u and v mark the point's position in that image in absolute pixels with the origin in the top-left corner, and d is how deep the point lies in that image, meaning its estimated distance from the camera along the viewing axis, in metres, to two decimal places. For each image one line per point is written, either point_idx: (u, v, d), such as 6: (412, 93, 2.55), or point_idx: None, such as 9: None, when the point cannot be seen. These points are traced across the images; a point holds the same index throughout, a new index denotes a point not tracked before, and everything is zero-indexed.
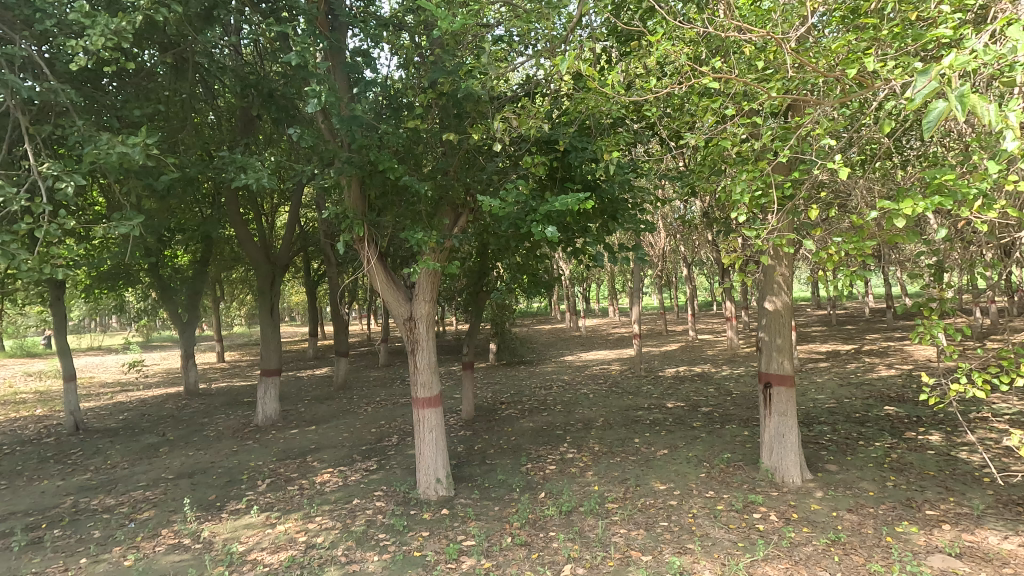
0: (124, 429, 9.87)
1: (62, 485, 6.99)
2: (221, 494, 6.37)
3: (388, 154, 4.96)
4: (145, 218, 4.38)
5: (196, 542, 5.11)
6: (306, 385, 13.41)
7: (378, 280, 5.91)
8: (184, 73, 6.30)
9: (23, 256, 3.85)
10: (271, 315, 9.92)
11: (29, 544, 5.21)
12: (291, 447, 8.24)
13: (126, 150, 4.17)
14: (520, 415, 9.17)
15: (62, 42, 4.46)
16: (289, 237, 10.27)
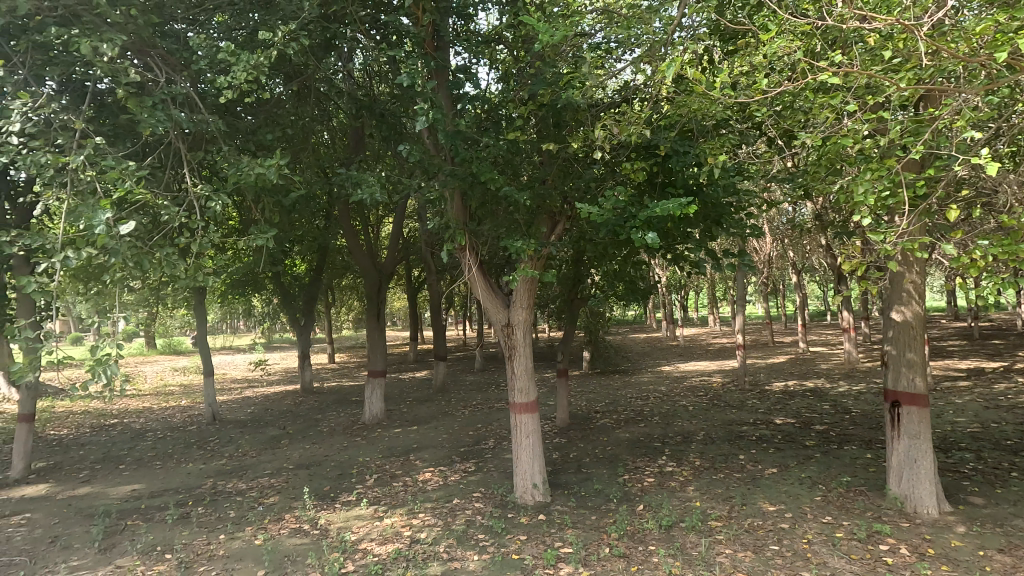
0: (252, 421, 10.95)
1: (203, 469, 7.89)
2: (335, 486, 6.88)
3: (489, 166, 5.13)
4: (277, 232, 4.88)
5: (315, 528, 5.56)
6: (407, 387, 14.10)
7: (478, 287, 6.11)
8: (307, 99, 6.95)
9: (181, 266, 4.45)
10: (377, 320, 10.56)
11: (180, 518, 5.95)
12: (395, 445, 8.71)
13: (263, 171, 4.69)
14: (615, 425, 9.01)
15: (212, 78, 5.11)
16: (394, 247, 10.90)
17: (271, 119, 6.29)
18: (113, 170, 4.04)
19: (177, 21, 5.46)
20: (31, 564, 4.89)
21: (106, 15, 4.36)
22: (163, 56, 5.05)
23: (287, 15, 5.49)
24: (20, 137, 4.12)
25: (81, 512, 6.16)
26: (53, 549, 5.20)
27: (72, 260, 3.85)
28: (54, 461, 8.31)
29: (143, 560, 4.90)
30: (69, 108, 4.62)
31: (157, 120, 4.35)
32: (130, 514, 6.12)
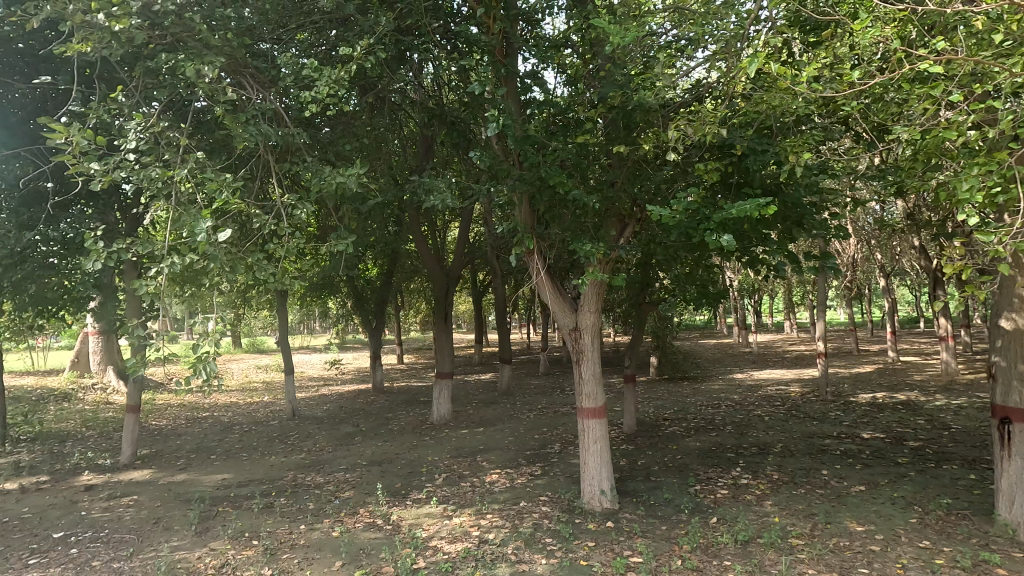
0: (328, 418, 11.50)
1: (284, 462, 8.37)
2: (406, 483, 7.10)
3: (559, 169, 5.14)
4: (355, 237, 5.11)
5: (387, 523, 5.75)
6: (473, 389, 14.32)
7: (545, 290, 6.10)
8: (382, 110, 7.25)
9: (269, 269, 4.76)
10: (445, 323, 10.80)
11: (265, 507, 6.34)
12: (463, 446, 8.86)
13: (343, 180, 4.94)
14: (685, 433, 8.74)
15: (297, 93, 5.44)
16: (461, 251, 11.11)
17: (349, 130, 6.61)
18: (212, 182, 4.39)
19: (266, 42, 5.85)
20: (138, 542, 5.37)
21: (206, 40, 4.75)
22: (254, 75, 5.43)
23: (364, 31, 5.76)
24: (134, 154, 4.57)
25: (179, 497, 6.70)
26: (156, 529, 5.68)
27: (177, 265, 4.21)
28: (156, 449, 9.08)
29: (233, 544, 5.25)
30: (174, 126, 5.05)
31: (250, 135, 4.69)
32: (221, 501, 6.58)
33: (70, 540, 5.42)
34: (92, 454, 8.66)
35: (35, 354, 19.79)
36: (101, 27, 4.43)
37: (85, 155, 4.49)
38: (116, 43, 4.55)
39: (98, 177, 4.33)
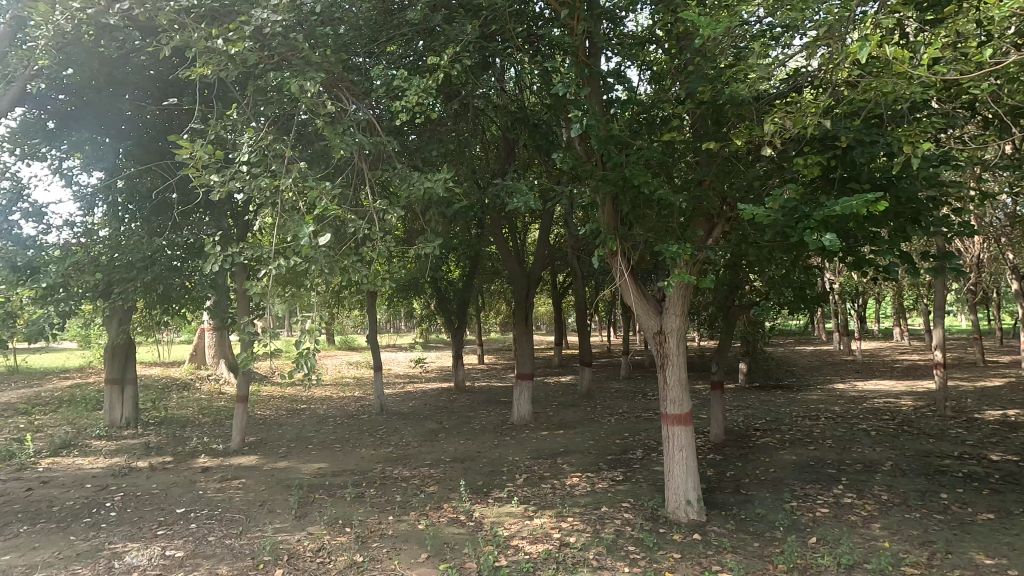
0: (413, 414, 11.94)
1: (374, 454, 8.80)
2: (488, 481, 7.21)
3: (644, 169, 5.02)
4: (441, 240, 5.26)
5: (470, 520, 5.88)
6: (553, 391, 14.31)
7: (628, 293, 5.97)
8: (467, 116, 7.44)
9: (362, 271, 5.02)
10: (526, 324, 10.87)
11: (357, 496, 6.69)
12: (543, 447, 8.88)
13: (431, 185, 5.12)
14: (779, 445, 8.22)
15: (389, 103, 5.71)
16: (542, 252, 11.14)
17: (435, 136, 6.83)
18: (314, 190, 4.72)
19: (360, 56, 6.19)
20: (246, 521, 5.86)
21: (308, 58, 5.11)
22: (349, 88, 5.77)
23: (450, 40, 5.94)
24: (247, 166, 5.00)
25: (281, 483, 7.23)
26: (262, 511, 6.16)
27: (283, 267, 4.56)
28: (261, 436, 9.86)
29: (328, 530, 5.58)
30: (280, 139, 5.47)
31: (347, 144, 4.99)
32: (317, 488, 7.02)
33: (190, 516, 6.01)
34: (208, 439, 9.56)
35: (161, 347, 22.16)
36: (220, 51, 4.90)
37: (206, 168, 4.98)
38: (232, 66, 5.01)
39: (217, 187, 4.78)
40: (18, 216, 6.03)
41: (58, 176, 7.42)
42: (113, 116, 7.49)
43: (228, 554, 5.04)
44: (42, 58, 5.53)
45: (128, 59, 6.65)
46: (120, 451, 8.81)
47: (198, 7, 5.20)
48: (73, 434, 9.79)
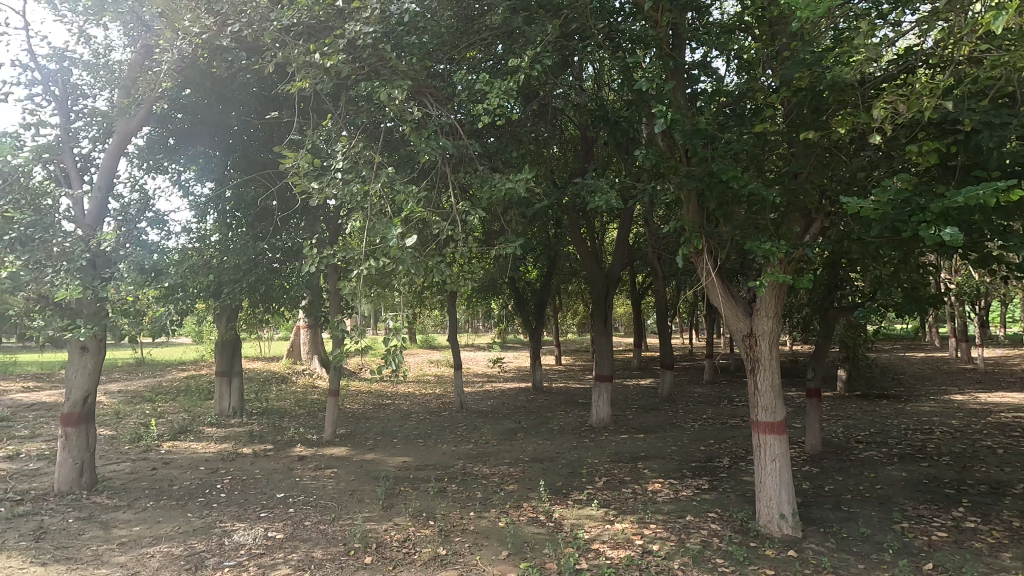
0: (492, 413, 12.11)
1: (455, 451, 9.01)
2: (567, 483, 7.17)
3: (733, 163, 4.79)
4: (522, 240, 5.29)
5: (550, 520, 5.86)
6: (632, 394, 13.98)
7: (715, 294, 5.70)
8: (546, 117, 7.44)
9: (445, 272, 5.16)
10: (605, 325, 10.70)
11: (440, 491, 6.87)
12: (623, 451, 8.69)
13: (512, 186, 5.17)
14: (886, 460, 7.53)
15: (471, 106, 5.84)
16: (621, 252, 10.90)
17: (515, 137, 6.88)
18: (401, 194, 4.91)
19: (443, 63, 6.36)
20: (337, 509, 6.19)
21: (396, 67, 5.33)
22: (433, 93, 5.96)
23: (530, 40, 5.98)
24: (340, 172, 5.30)
25: (369, 474, 7.57)
26: (352, 500, 6.50)
27: (373, 267, 4.77)
28: (350, 429, 10.39)
29: (413, 522, 5.78)
30: (370, 145, 5.73)
31: (432, 148, 5.15)
32: (402, 481, 7.29)
33: (289, 501, 6.44)
34: (304, 429, 10.21)
35: (263, 343, 23.99)
36: (317, 65, 5.24)
37: (304, 175, 5.32)
38: (327, 78, 5.34)
39: (314, 193, 5.10)
40: (146, 224, 6.75)
41: (177, 188, 8.22)
42: (223, 131, 8.20)
43: (322, 539, 5.35)
44: (166, 82, 6.15)
45: (236, 78, 7.26)
46: (228, 438, 9.61)
47: (297, 25, 5.59)
48: (188, 420, 10.80)
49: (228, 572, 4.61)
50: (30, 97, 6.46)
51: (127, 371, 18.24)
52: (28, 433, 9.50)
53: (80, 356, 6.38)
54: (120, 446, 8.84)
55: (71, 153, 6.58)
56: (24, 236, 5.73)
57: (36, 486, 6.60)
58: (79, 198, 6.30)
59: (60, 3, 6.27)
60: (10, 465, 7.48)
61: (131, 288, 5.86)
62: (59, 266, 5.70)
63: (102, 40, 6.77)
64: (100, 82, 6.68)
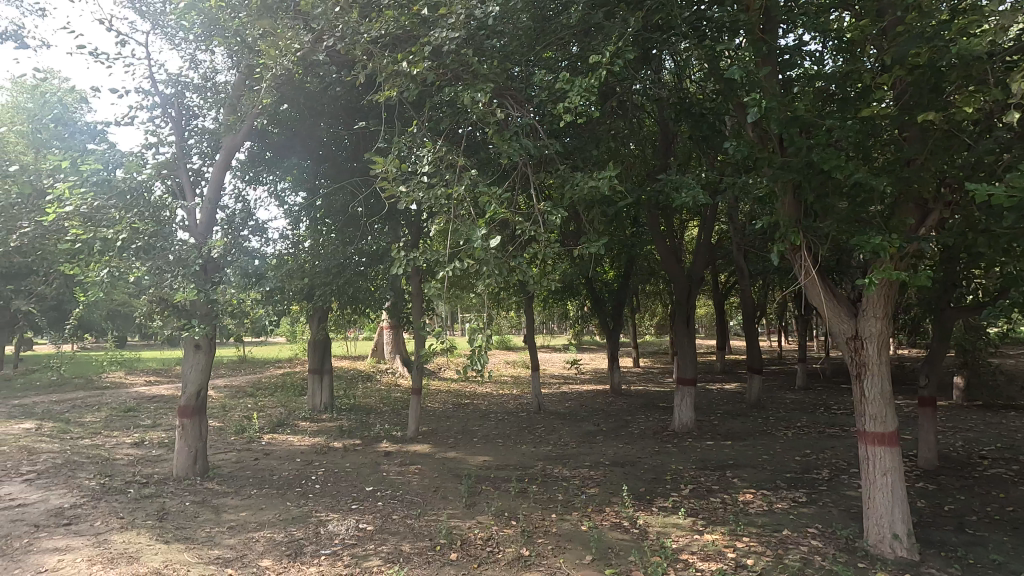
0: (570, 415, 12.01)
1: (535, 452, 9.01)
2: (651, 489, 6.95)
3: (837, 151, 4.45)
4: (604, 238, 5.20)
5: (634, 527, 5.70)
6: (717, 398, 13.36)
7: (815, 293, 5.31)
8: (626, 113, 7.28)
9: (526, 273, 5.16)
10: (688, 326, 10.28)
11: (521, 491, 6.88)
12: (710, 458, 8.31)
13: (595, 184, 5.09)
14: (1018, 479, 6.69)
15: (551, 106, 5.84)
16: (704, 250, 10.45)
17: (594, 135, 6.79)
18: (484, 196, 4.98)
19: (523, 65, 6.39)
20: (423, 505, 6.36)
21: (477, 71, 5.44)
22: (513, 95, 6.03)
23: (611, 36, 5.88)
24: (425, 176, 5.45)
25: (452, 472, 7.74)
26: (437, 497, 6.65)
27: (458, 269, 4.86)
28: (433, 427, 10.69)
29: (496, 521, 5.83)
30: (452, 149, 5.85)
31: (514, 149, 5.19)
32: (484, 480, 7.39)
33: (377, 495, 6.71)
34: (389, 426, 10.62)
35: (349, 343, 25.25)
36: (404, 73, 5.47)
37: (391, 180, 5.53)
38: (413, 85, 5.56)
39: (401, 198, 5.30)
40: (248, 232, 7.28)
41: (274, 198, 8.81)
42: (314, 143, 8.71)
43: (409, 533, 5.51)
44: (266, 98, 6.62)
45: (328, 92, 7.69)
46: (321, 432, 10.18)
47: (385, 36, 5.83)
48: (285, 415, 11.54)
49: (325, 560, 4.85)
50: (151, 119, 7.17)
51: (231, 368, 19.81)
52: (151, 423, 10.54)
53: (193, 354, 6.97)
54: (227, 437, 9.60)
55: (185, 168, 7.24)
56: (148, 244, 6.36)
57: (158, 471, 7.30)
58: (193, 208, 6.90)
59: (176, 32, 6.91)
60: (137, 451, 8.32)
61: (236, 291, 6.36)
62: (176, 272, 6.30)
63: (210, 64, 7.37)
64: (209, 102, 7.30)
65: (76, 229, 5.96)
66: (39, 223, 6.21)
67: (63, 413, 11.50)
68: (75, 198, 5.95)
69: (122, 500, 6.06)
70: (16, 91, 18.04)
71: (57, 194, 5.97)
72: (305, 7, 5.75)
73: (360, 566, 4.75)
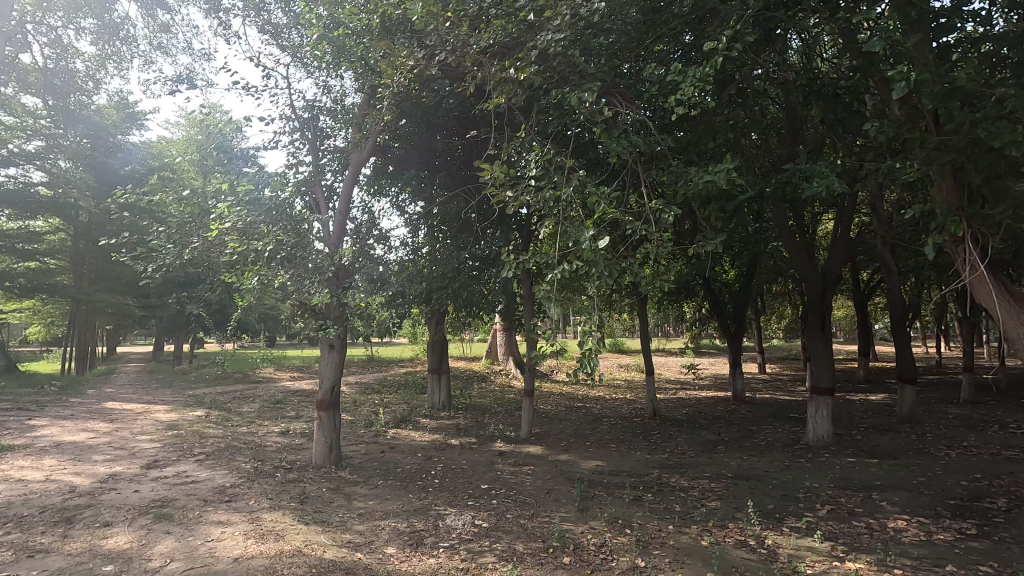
0: (688, 422, 11.45)
1: (650, 459, 8.68)
2: (780, 507, 6.38)
3: (1012, 124, 3.80)
4: (724, 236, 4.87)
5: (762, 546, 5.26)
6: (860, 411, 11.94)
7: (984, 291, 4.54)
8: (745, 100, 6.81)
9: (638, 273, 4.99)
10: (822, 330, 9.23)
11: (635, 499, 6.68)
12: (851, 477, 7.46)
13: (712, 179, 4.86)
14: None
15: (662, 100, 5.66)
16: (842, 245, 9.38)
17: (709, 127, 6.43)
18: (593, 197, 4.92)
19: (631, 61, 6.25)
20: (536, 506, 6.41)
21: (584, 71, 5.43)
22: (622, 92, 5.95)
23: (727, 19, 5.55)
24: (533, 180, 5.54)
25: (563, 474, 7.72)
26: (549, 498, 6.68)
27: (567, 271, 4.82)
28: (545, 429, 10.76)
29: (610, 528, 5.69)
30: (562, 151, 5.86)
31: (623, 147, 5.10)
32: (596, 485, 7.27)
33: (492, 493, 6.88)
34: (503, 426, 10.85)
35: (465, 345, 26.28)
36: (512, 80, 5.73)
37: (502, 185, 5.67)
38: (520, 90, 5.79)
39: (510, 203, 5.50)
40: (374, 240, 7.81)
41: (396, 209, 9.41)
42: (431, 154, 9.21)
43: (522, 533, 5.58)
44: (387, 115, 7.11)
45: (442, 104, 8.10)
46: (439, 429, 10.67)
47: (493, 45, 6.03)
48: (408, 411, 12.24)
49: (443, 552, 5.06)
50: (292, 142, 8.00)
51: (361, 367, 21.49)
52: (294, 415, 11.71)
53: (328, 353, 7.54)
54: (357, 430, 10.41)
55: (320, 185, 7.99)
56: (290, 254, 7.05)
57: (300, 458, 8.11)
58: (327, 221, 7.58)
59: (310, 62, 7.65)
60: (284, 439, 9.32)
61: (364, 296, 6.86)
62: (313, 278, 6.95)
63: (339, 88, 8.07)
64: (340, 123, 7.97)
65: (234, 242, 6.81)
66: (205, 238, 7.16)
67: (225, 403, 13.22)
68: (232, 216, 6.83)
69: (271, 483, 6.81)
70: (190, 126, 21.07)
71: (219, 213, 6.89)
72: (420, 25, 6.06)
73: (477, 561, 4.89)
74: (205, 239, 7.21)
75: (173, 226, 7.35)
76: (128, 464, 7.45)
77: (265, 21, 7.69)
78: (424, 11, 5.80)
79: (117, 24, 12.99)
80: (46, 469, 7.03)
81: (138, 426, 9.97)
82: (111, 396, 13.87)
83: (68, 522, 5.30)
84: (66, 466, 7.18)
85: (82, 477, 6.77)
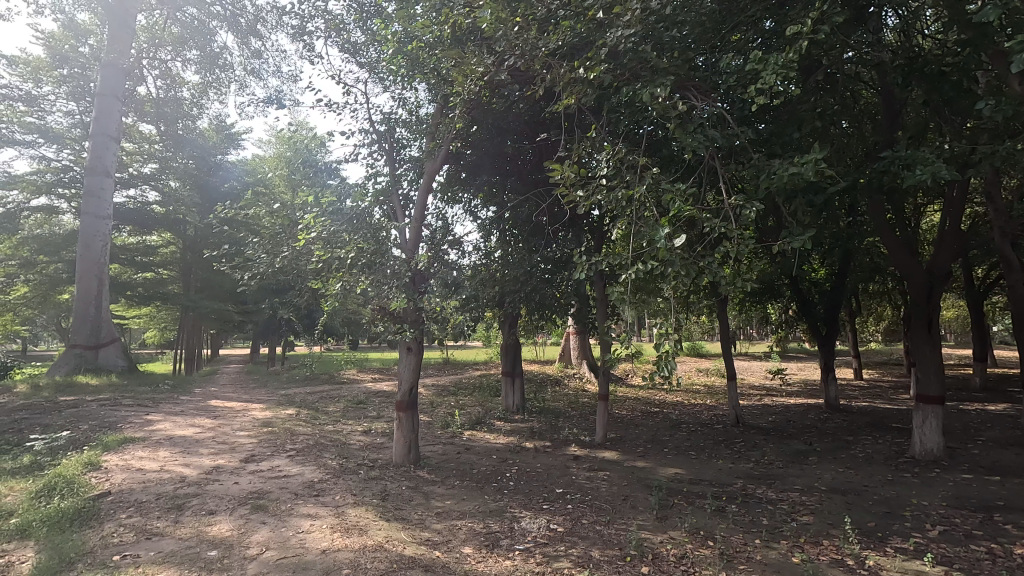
0: (775, 431, 10.78)
1: (733, 468, 8.27)
2: (882, 525, 5.85)
3: None
4: (814, 230, 4.52)
5: (862, 568, 4.83)
6: (976, 422, 10.75)
7: None
8: (833, 86, 6.38)
9: (718, 272, 4.73)
10: (929, 335, 8.35)
11: (718, 510, 6.37)
12: (969, 496, 6.70)
13: (797, 171, 4.56)
14: None
15: (740, 91, 5.42)
16: (951, 239, 8.42)
17: (793, 116, 6.06)
18: (669, 194, 4.77)
19: (703, 53, 6.07)
20: (612, 512, 6.27)
21: (656, 66, 5.31)
22: (697, 85, 5.74)
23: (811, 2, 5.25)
24: (605, 179, 5.46)
25: (640, 481, 7.52)
26: (626, 505, 6.52)
27: (641, 271, 4.68)
28: (621, 434, 10.53)
29: (691, 539, 5.47)
30: (634, 149, 5.76)
31: (699, 142, 4.93)
32: (675, 493, 7.00)
33: (567, 497, 6.84)
34: (578, 431, 10.73)
35: (538, 348, 26.29)
36: (581, 80, 5.73)
37: (572, 186, 5.61)
38: (591, 90, 5.76)
39: (582, 203, 5.44)
40: (447, 245, 7.96)
41: (469, 214, 9.59)
42: (501, 160, 9.32)
43: (598, 539, 5.48)
44: (459, 123, 7.26)
45: (512, 109, 8.17)
46: (514, 431, 10.74)
47: (562, 46, 6.08)
48: (483, 413, 12.48)
49: (519, 555, 5.07)
50: (371, 154, 8.34)
51: (439, 369, 22.03)
52: (375, 415, 12.18)
53: (406, 355, 7.74)
54: (434, 431, 10.69)
55: (396, 194, 8.28)
56: (370, 261, 7.25)
57: (381, 457, 8.43)
58: (403, 228, 7.83)
59: (386, 76, 7.96)
60: (366, 438, 9.74)
61: (439, 300, 7.03)
62: (392, 283, 7.16)
63: (414, 100, 8.34)
64: (415, 133, 8.24)
65: (320, 250, 7.17)
66: (294, 248, 7.64)
67: (313, 403, 14.01)
68: (318, 225, 7.19)
69: (355, 479, 7.14)
70: (281, 144, 22.69)
71: (306, 223, 7.29)
72: (488, 32, 6.15)
73: (552, 565, 4.86)
74: (294, 248, 7.68)
75: (266, 237, 7.89)
76: (229, 458, 8.06)
77: (344, 40, 8.11)
78: (494, 17, 5.93)
79: (216, 54, 14.26)
80: (160, 460, 7.76)
81: (238, 423, 10.75)
82: (214, 395, 15.03)
83: (178, 510, 5.81)
84: (176, 458, 7.88)
85: (190, 468, 7.42)
